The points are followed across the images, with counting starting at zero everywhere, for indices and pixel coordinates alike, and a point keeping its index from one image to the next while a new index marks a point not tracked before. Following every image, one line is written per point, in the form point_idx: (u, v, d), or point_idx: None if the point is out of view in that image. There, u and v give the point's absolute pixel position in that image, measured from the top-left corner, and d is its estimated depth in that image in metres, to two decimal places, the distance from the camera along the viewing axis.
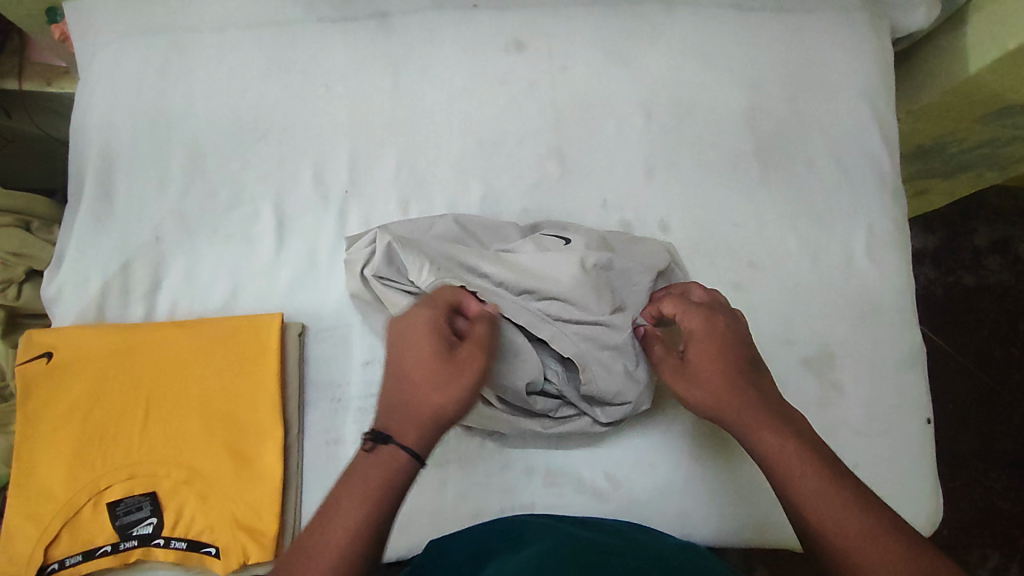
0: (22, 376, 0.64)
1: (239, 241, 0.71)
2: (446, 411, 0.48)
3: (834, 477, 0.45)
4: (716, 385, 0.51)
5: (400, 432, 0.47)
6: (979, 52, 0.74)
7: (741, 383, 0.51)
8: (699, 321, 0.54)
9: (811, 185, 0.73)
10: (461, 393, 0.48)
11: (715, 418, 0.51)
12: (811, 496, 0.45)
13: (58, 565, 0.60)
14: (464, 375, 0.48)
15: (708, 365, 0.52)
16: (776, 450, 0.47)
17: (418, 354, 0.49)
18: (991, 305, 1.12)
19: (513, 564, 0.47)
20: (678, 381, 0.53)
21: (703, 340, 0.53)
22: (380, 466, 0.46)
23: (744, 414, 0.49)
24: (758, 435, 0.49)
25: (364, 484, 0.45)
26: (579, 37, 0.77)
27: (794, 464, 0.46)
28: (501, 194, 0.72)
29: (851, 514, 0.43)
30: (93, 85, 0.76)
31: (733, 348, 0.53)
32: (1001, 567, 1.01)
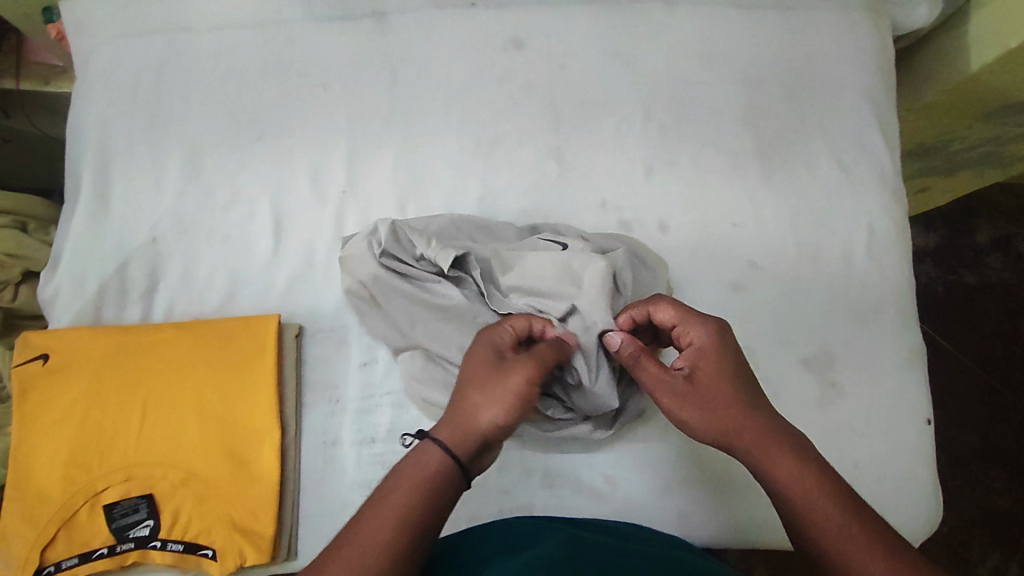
0: (19, 377, 0.64)
1: (236, 241, 0.71)
2: (487, 413, 0.48)
3: (856, 509, 0.44)
4: (731, 408, 0.49)
5: (439, 430, 0.48)
6: (980, 49, 0.73)
7: (755, 405, 0.49)
8: (706, 335, 0.52)
9: (811, 184, 0.73)
10: (501, 395, 0.48)
11: (725, 443, 0.49)
12: (837, 531, 0.43)
13: (54, 567, 0.59)
14: (506, 377, 0.49)
15: (722, 386, 0.50)
16: (795, 479, 0.45)
17: (472, 362, 0.52)
18: (993, 303, 1.12)
19: (509, 568, 0.46)
20: (687, 404, 0.50)
21: (714, 359, 0.51)
22: (415, 459, 0.47)
23: (761, 441, 0.47)
24: (776, 466, 0.46)
25: (399, 474, 0.46)
26: (577, 35, 0.76)
27: (818, 499, 0.44)
28: (499, 193, 0.72)
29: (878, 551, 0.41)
30: (89, 85, 0.76)
31: (740, 368, 0.51)
32: (1002, 567, 1.01)
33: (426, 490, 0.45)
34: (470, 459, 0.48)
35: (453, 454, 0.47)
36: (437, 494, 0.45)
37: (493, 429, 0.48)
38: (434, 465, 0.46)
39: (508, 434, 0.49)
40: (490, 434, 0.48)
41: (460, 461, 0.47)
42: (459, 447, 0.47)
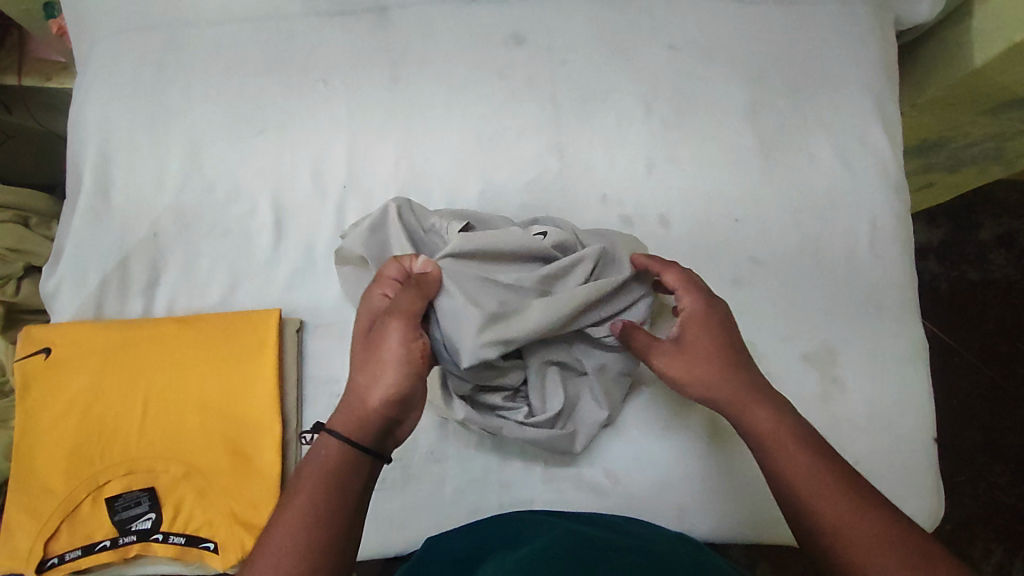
0: (22, 372, 0.64)
1: (236, 236, 0.71)
2: (377, 390, 0.50)
3: (820, 455, 0.47)
4: (709, 368, 0.54)
5: (335, 421, 0.50)
6: (984, 44, 0.73)
7: (734, 367, 0.54)
8: (697, 303, 0.57)
9: (812, 179, 0.73)
10: (388, 366, 0.51)
11: (705, 398, 0.55)
12: (803, 470, 0.47)
13: (57, 559, 0.60)
14: (385, 350, 0.52)
15: (707, 348, 0.55)
16: (764, 426, 0.50)
17: (358, 348, 0.54)
18: (996, 299, 1.11)
19: (509, 561, 0.46)
20: (674, 360, 0.56)
21: (700, 324, 0.56)
22: (316, 456, 0.48)
23: (739, 393, 0.52)
24: (750, 412, 0.51)
25: (300, 473, 0.47)
26: (578, 30, 0.76)
27: (785, 439, 0.49)
28: (500, 188, 0.72)
29: (837, 489, 0.45)
30: (91, 80, 0.76)
31: (727, 332, 0.56)
32: (1005, 563, 1.01)
33: (327, 480, 0.46)
34: (374, 438, 0.49)
35: (351, 440, 0.48)
36: (344, 481, 0.46)
37: (384, 402, 0.50)
38: (331, 455, 0.47)
39: (406, 402, 0.51)
40: (385, 409, 0.50)
41: (363, 442, 0.49)
42: (358, 431, 0.49)
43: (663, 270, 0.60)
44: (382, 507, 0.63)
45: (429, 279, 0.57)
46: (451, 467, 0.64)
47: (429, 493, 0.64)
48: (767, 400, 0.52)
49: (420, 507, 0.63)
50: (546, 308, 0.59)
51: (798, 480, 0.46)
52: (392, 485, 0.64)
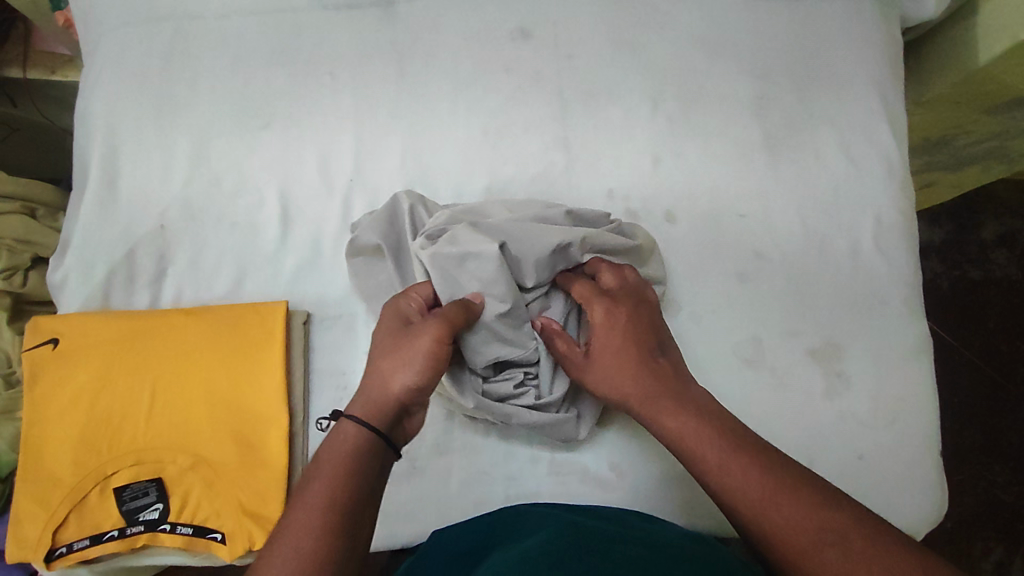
0: (30, 361, 0.64)
1: (243, 228, 0.71)
2: (399, 378, 0.51)
3: (738, 446, 0.47)
4: (618, 376, 0.54)
5: (353, 408, 0.51)
6: (989, 42, 0.73)
7: (644, 370, 0.54)
8: (600, 313, 0.57)
9: (818, 175, 0.73)
10: (415, 358, 0.52)
11: (623, 407, 0.55)
12: (718, 468, 0.46)
13: (65, 549, 0.60)
14: (418, 342, 0.52)
15: (612, 360, 0.55)
16: (679, 429, 0.50)
17: (392, 331, 0.55)
18: (997, 298, 1.12)
19: (513, 555, 0.46)
20: (586, 377, 0.56)
21: (606, 335, 0.56)
22: (337, 441, 0.48)
23: (650, 400, 0.52)
24: (660, 420, 0.51)
25: (322, 458, 0.47)
26: (584, 25, 0.76)
27: (695, 441, 0.48)
28: (506, 183, 0.72)
29: (753, 475, 0.45)
30: (99, 71, 0.76)
31: (636, 334, 0.56)
32: (1005, 561, 1.01)
33: (347, 464, 0.46)
34: (388, 425, 0.50)
35: (370, 424, 0.49)
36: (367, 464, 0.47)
37: (404, 393, 0.51)
38: (352, 439, 0.48)
39: (423, 394, 0.52)
40: (404, 396, 0.51)
41: (380, 427, 0.49)
42: (375, 417, 0.50)
43: (602, 267, 0.62)
44: (389, 500, 0.64)
45: (475, 305, 0.58)
46: (458, 460, 0.64)
47: (436, 486, 0.64)
48: (682, 398, 0.52)
49: (426, 500, 0.64)
50: (524, 232, 0.61)
51: (717, 478, 0.46)
52: (399, 477, 0.64)
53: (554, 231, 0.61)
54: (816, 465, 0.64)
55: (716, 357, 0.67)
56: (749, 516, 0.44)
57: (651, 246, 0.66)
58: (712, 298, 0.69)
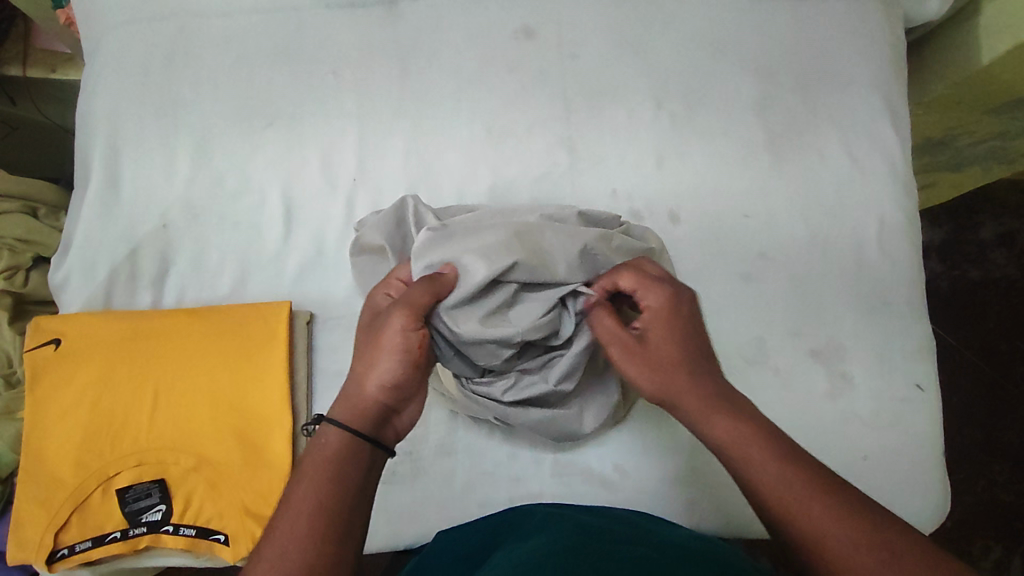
0: (31, 362, 0.64)
1: (246, 227, 0.70)
2: (373, 379, 0.50)
3: (795, 460, 0.43)
4: (673, 366, 0.51)
5: (334, 411, 0.49)
6: (991, 42, 0.73)
7: (701, 367, 0.51)
8: (661, 298, 0.54)
9: (822, 175, 0.73)
10: (385, 354, 0.50)
11: (663, 398, 0.51)
12: (774, 479, 0.43)
13: (67, 551, 0.60)
14: (386, 339, 0.51)
15: (666, 349, 0.52)
16: (732, 433, 0.46)
17: (363, 335, 0.53)
18: (997, 297, 1.12)
19: (519, 555, 0.46)
20: (632, 358, 0.52)
21: (666, 322, 0.53)
22: (319, 445, 0.47)
23: (703, 398, 0.49)
24: (712, 420, 0.47)
25: (307, 462, 0.46)
26: (587, 25, 0.76)
27: (750, 447, 0.45)
28: (509, 183, 0.72)
29: (814, 494, 0.41)
30: (100, 71, 0.76)
31: (690, 331, 0.53)
32: (1003, 560, 1.01)
33: (332, 464, 0.45)
34: (372, 426, 0.49)
35: (351, 427, 0.48)
36: (348, 471, 0.46)
37: (378, 392, 0.50)
38: (333, 441, 0.47)
39: (402, 391, 0.51)
40: (381, 394, 0.50)
41: (361, 429, 0.48)
42: (355, 418, 0.48)
43: (645, 261, 0.59)
44: (393, 501, 0.63)
45: (448, 278, 0.57)
46: (461, 460, 0.64)
47: (439, 486, 0.64)
48: (734, 404, 0.48)
49: (430, 501, 0.63)
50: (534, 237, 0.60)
51: (771, 491, 0.42)
52: (402, 478, 0.64)
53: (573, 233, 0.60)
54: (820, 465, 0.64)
55: (719, 358, 0.67)
56: (804, 536, 0.40)
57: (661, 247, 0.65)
58: (716, 299, 0.69)
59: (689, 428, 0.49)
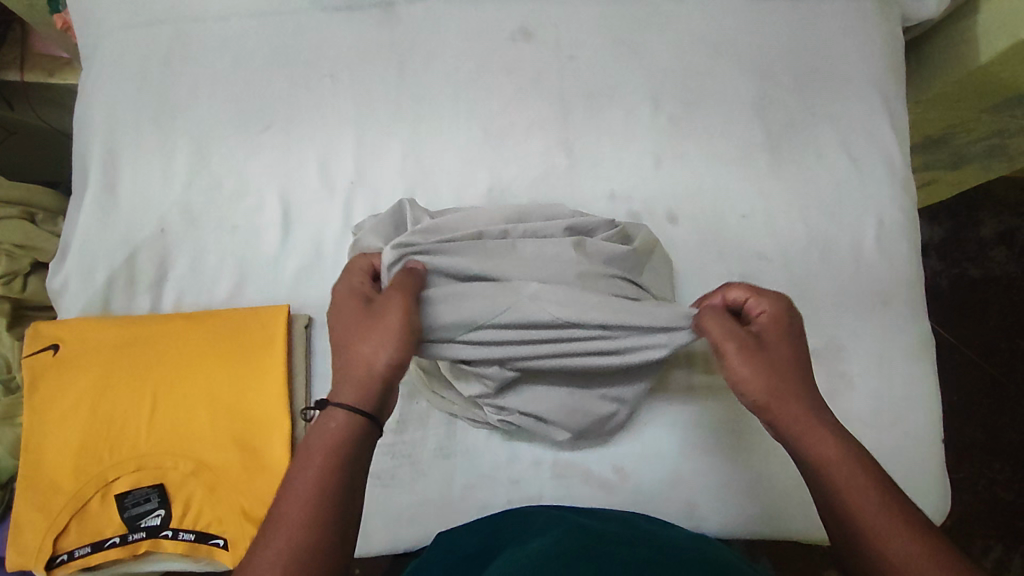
0: (29, 367, 0.64)
1: (244, 231, 0.70)
2: (377, 360, 0.48)
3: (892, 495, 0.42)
4: (788, 374, 0.48)
5: (342, 395, 0.47)
6: (990, 41, 0.73)
7: (810, 383, 0.49)
8: (779, 306, 0.52)
9: (820, 174, 0.73)
10: (390, 335, 0.49)
11: (769, 404, 0.48)
12: (875, 511, 0.41)
13: (66, 556, 0.60)
14: (387, 322, 0.49)
15: (784, 356, 0.49)
16: (838, 456, 0.44)
17: (353, 317, 0.51)
18: (997, 295, 1.12)
19: (520, 556, 0.46)
20: (751, 357, 0.49)
21: (782, 332, 0.51)
22: (320, 428, 0.45)
23: (808, 414, 0.47)
24: (818, 437, 0.46)
25: (305, 447, 0.44)
26: (585, 26, 0.76)
27: (852, 473, 0.43)
28: (507, 185, 0.72)
29: (909, 532, 0.40)
30: (98, 75, 0.76)
31: (801, 348, 0.51)
32: (1003, 558, 1.01)
33: (337, 452, 0.44)
34: (378, 405, 0.47)
35: (361, 409, 0.46)
36: (347, 465, 0.44)
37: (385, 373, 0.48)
38: (339, 426, 0.45)
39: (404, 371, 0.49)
40: (389, 374, 0.48)
41: (368, 409, 0.46)
42: (364, 399, 0.46)
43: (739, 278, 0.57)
44: (391, 504, 0.63)
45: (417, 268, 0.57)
46: (459, 463, 0.64)
47: (438, 490, 0.64)
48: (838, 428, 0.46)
49: (429, 504, 0.63)
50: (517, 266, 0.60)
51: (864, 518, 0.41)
52: (401, 481, 0.64)
53: (548, 246, 0.62)
54: None
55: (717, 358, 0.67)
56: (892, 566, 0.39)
57: (653, 250, 0.65)
58: None
59: (786, 442, 0.47)
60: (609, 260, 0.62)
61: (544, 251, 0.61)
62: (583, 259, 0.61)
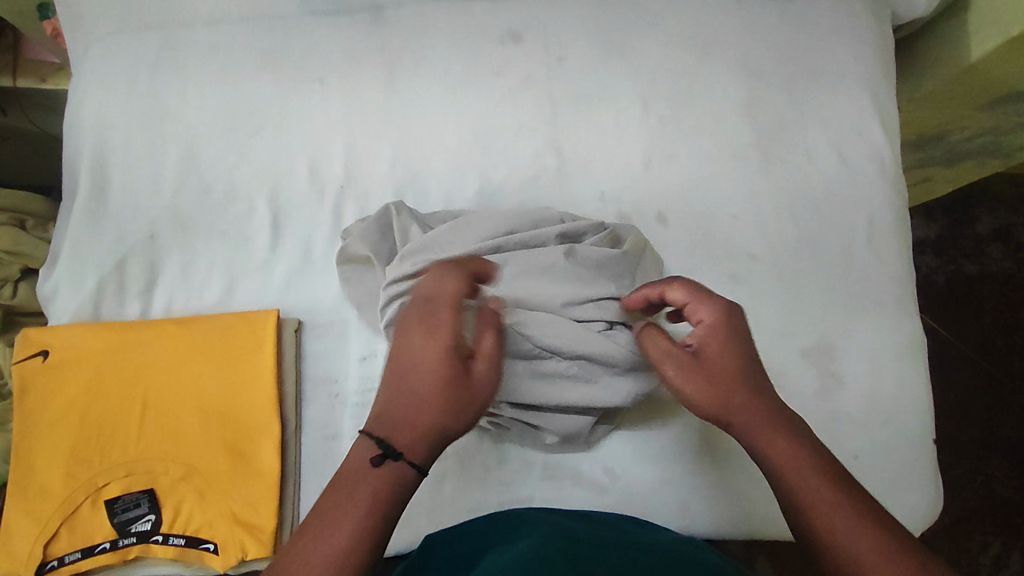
0: (19, 373, 0.64)
1: (234, 236, 0.71)
2: (453, 428, 0.45)
3: (847, 492, 0.42)
4: (732, 384, 0.47)
5: (405, 449, 0.44)
6: (981, 38, 0.73)
7: (759, 385, 0.48)
8: (716, 312, 0.50)
9: (810, 174, 0.73)
10: (474, 408, 0.47)
11: (722, 416, 0.47)
12: (830, 511, 0.41)
13: (57, 562, 0.60)
14: (477, 395, 0.47)
15: (728, 365, 0.48)
16: (791, 459, 0.44)
17: (443, 369, 0.46)
18: (994, 292, 1.12)
19: (506, 558, 0.46)
20: (693, 376, 0.48)
21: (722, 338, 0.49)
22: (392, 474, 0.43)
23: (760, 419, 0.46)
24: (771, 441, 0.45)
25: (377, 485, 0.43)
26: (574, 27, 0.76)
27: (807, 475, 0.43)
28: (497, 187, 0.72)
29: (863, 533, 0.40)
30: (87, 82, 0.76)
31: (745, 348, 0.49)
32: (1003, 555, 1.01)
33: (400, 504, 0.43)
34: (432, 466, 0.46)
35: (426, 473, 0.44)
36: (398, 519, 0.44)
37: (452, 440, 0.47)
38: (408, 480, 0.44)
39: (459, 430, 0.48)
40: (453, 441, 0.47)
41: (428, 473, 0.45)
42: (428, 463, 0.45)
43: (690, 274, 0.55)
44: None
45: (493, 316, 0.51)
46: (450, 466, 0.64)
47: (428, 492, 0.64)
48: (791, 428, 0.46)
49: (420, 507, 0.63)
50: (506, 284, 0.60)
51: (822, 521, 0.41)
52: None
53: (538, 256, 0.61)
54: None
55: None
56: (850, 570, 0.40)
57: (644, 252, 0.65)
58: None
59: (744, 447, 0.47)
60: (599, 264, 0.62)
61: (535, 261, 0.61)
62: (575, 271, 0.61)
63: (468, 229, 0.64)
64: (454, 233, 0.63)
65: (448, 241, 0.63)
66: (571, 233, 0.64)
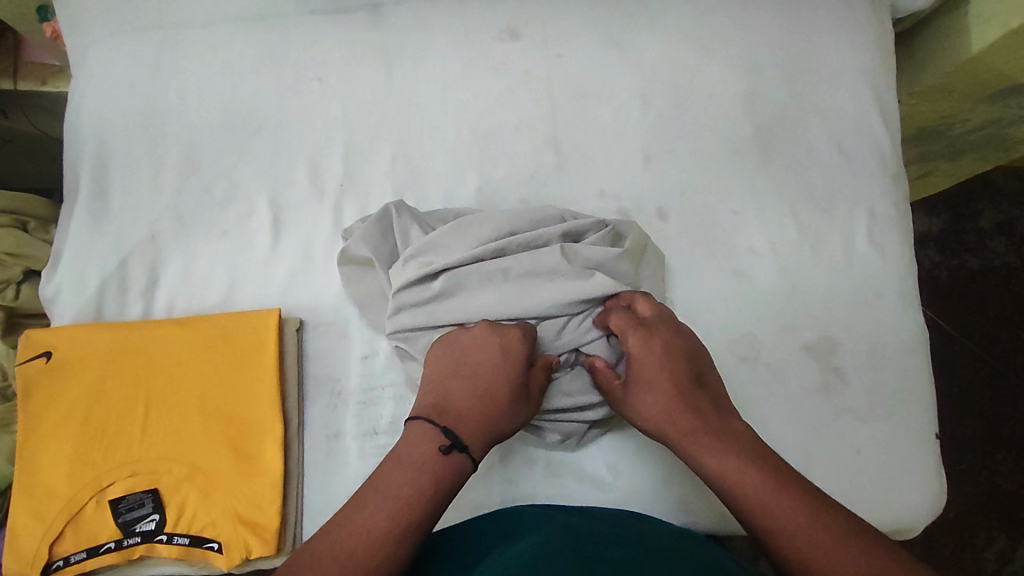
0: (22, 375, 0.65)
1: (234, 236, 0.71)
2: (505, 429, 0.52)
3: (775, 484, 0.44)
4: (656, 404, 0.52)
5: (468, 441, 0.50)
6: (982, 30, 0.73)
7: (684, 398, 0.52)
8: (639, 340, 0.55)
9: (810, 168, 0.73)
10: (523, 419, 0.54)
11: (660, 434, 0.52)
12: (758, 507, 0.44)
13: (62, 562, 0.60)
14: (529, 408, 0.54)
15: (650, 388, 0.53)
16: (716, 462, 0.48)
17: (512, 380, 0.53)
18: (997, 287, 1.11)
19: (509, 557, 0.46)
20: (625, 404, 0.55)
21: (646, 364, 0.54)
22: (442, 461, 0.49)
23: (687, 427, 0.50)
24: (699, 448, 0.49)
25: (430, 461, 0.48)
26: (573, 24, 0.76)
27: (733, 474, 0.46)
28: (497, 185, 0.72)
29: (787, 521, 0.42)
30: (87, 83, 0.76)
31: (671, 366, 0.54)
32: (1009, 550, 1.00)
33: (445, 483, 0.48)
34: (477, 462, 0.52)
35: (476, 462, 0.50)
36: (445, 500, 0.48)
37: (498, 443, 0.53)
38: (458, 464, 0.49)
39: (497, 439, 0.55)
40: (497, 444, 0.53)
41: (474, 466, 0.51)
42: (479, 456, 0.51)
43: (637, 298, 0.59)
44: None
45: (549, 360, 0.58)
46: None
47: None
48: (723, 433, 0.49)
49: None
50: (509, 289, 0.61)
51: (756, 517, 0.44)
52: None
53: (540, 257, 0.62)
54: (813, 460, 0.63)
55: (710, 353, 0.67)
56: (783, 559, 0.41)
57: (645, 248, 0.65)
58: (706, 296, 0.69)
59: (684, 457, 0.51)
60: (599, 264, 0.62)
61: (535, 262, 0.62)
62: (576, 273, 0.61)
63: (469, 229, 0.64)
64: (455, 234, 0.64)
65: (450, 243, 0.64)
66: (572, 230, 0.64)
